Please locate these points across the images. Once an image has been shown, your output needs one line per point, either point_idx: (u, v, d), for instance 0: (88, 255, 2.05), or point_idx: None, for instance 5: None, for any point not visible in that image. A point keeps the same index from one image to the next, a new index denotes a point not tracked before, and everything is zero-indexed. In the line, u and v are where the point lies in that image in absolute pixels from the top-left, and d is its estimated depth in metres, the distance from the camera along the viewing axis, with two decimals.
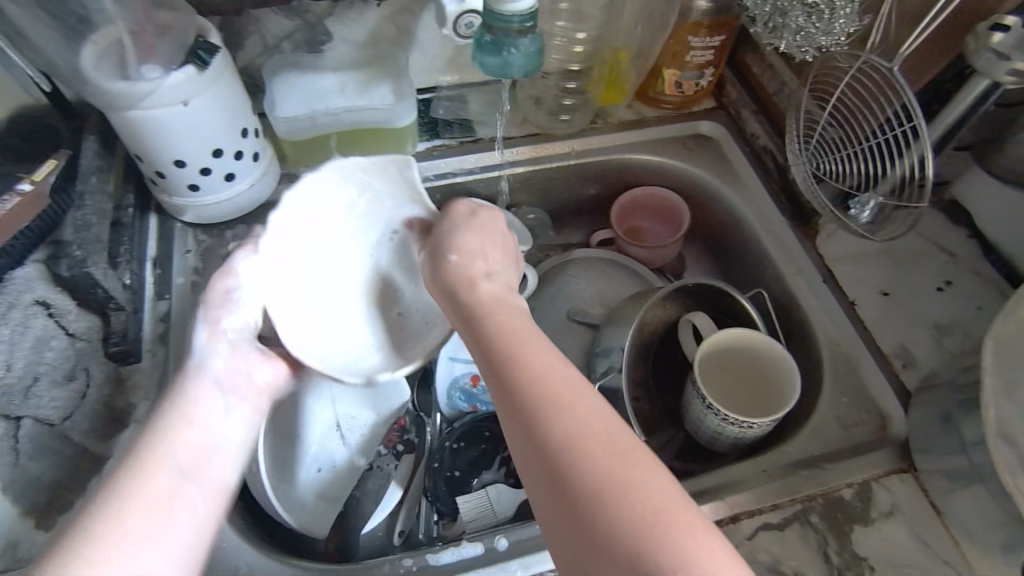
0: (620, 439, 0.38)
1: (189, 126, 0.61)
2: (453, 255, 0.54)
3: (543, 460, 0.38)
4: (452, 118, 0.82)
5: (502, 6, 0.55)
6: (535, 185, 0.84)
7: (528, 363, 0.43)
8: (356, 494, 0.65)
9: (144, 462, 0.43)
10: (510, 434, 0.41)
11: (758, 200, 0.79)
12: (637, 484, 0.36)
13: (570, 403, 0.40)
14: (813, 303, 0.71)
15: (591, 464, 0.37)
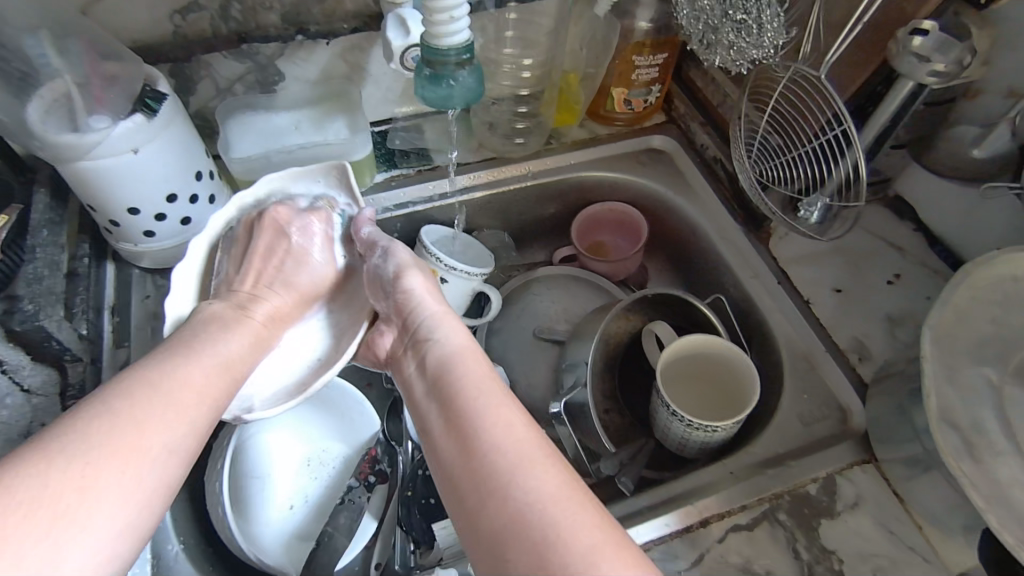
0: (555, 470, 0.39)
1: (141, 173, 0.61)
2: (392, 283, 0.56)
3: (463, 489, 0.39)
4: (409, 148, 0.84)
5: (440, 40, 0.57)
6: (495, 208, 0.86)
7: (460, 393, 0.44)
8: (328, 530, 0.64)
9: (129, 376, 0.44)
10: (442, 463, 0.41)
11: (711, 208, 0.81)
12: (568, 517, 0.36)
13: (503, 429, 0.41)
14: (770, 304, 0.73)
15: (523, 495, 0.37)
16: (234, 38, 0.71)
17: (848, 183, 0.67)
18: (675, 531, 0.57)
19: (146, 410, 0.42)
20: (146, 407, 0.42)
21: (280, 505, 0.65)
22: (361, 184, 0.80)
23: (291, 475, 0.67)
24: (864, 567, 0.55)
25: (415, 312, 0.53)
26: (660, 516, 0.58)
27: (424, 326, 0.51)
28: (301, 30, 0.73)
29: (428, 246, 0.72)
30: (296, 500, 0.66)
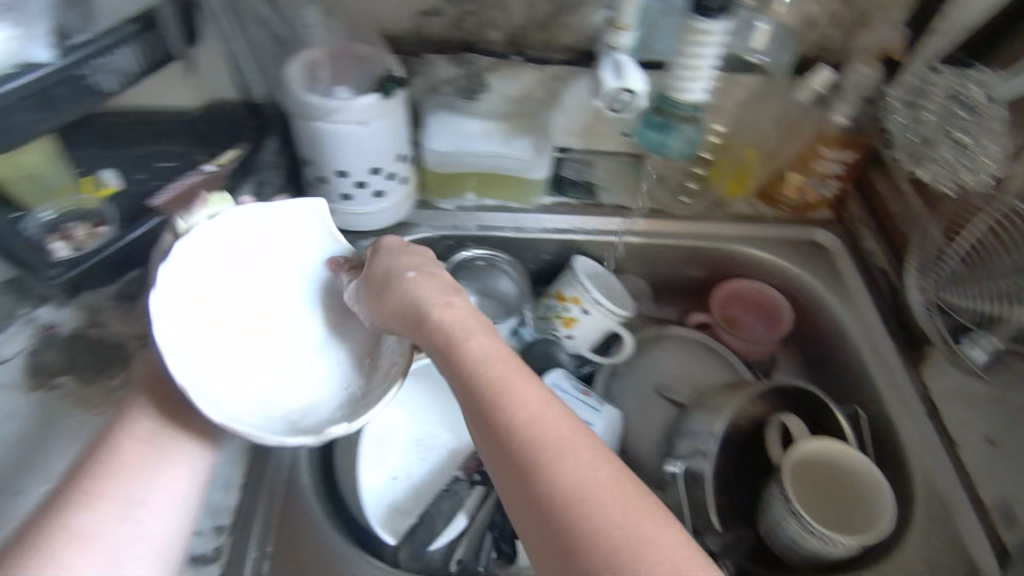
0: (586, 454, 0.41)
1: (360, 143, 0.68)
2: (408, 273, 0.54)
3: (505, 468, 0.42)
4: (578, 179, 0.85)
5: (681, 94, 0.67)
6: (646, 257, 0.87)
7: (485, 382, 0.45)
8: (428, 512, 0.66)
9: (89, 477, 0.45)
10: (484, 450, 0.44)
11: (867, 318, 0.78)
12: (598, 504, 0.39)
13: (529, 412, 0.43)
14: (913, 434, 0.69)
15: (563, 483, 0.40)
16: (463, 45, 0.80)
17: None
18: None
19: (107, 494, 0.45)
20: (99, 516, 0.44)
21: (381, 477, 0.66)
22: (529, 202, 0.84)
23: (395, 451, 0.69)
24: None
25: (381, 274, 0.54)
26: None
27: (438, 304, 0.51)
28: (521, 52, 0.81)
29: (581, 276, 0.76)
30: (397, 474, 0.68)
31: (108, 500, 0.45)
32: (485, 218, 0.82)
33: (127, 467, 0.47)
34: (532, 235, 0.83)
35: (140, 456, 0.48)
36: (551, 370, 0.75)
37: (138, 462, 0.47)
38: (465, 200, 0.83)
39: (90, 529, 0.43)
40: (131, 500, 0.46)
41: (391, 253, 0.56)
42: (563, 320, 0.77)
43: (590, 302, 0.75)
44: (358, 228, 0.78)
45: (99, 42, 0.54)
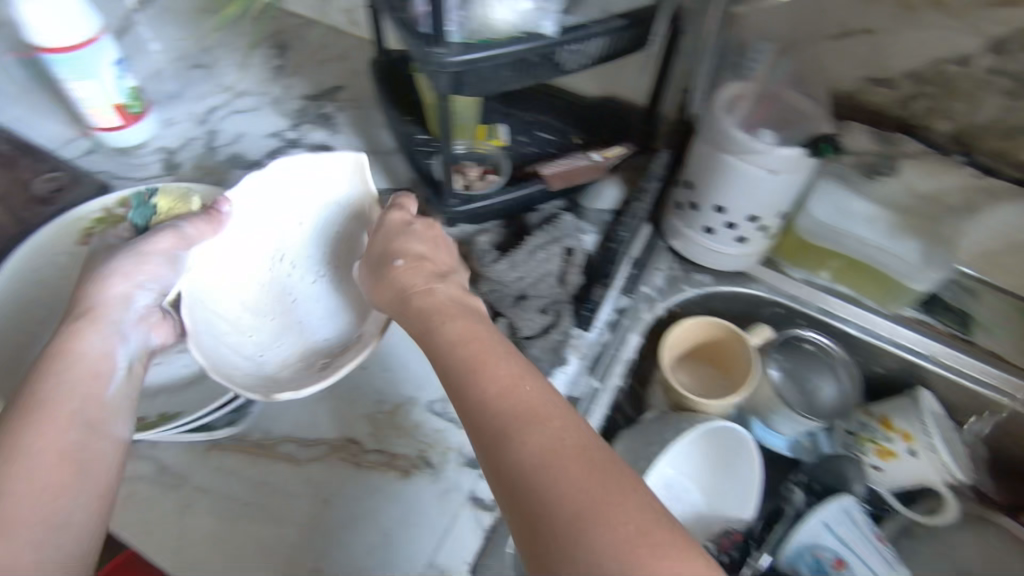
0: (550, 426, 0.42)
1: (758, 188, 0.65)
2: (399, 260, 0.59)
3: (513, 490, 0.40)
4: (954, 304, 0.73)
5: None
6: (1005, 423, 0.71)
7: (497, 382, 0.46)
8: None
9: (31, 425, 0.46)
10: (497, 470, 0.41)
11: None
12: (563, 482, 0.39)
13: (495, 377, 0.46)
14: None
15: (521, 453, 0.41)
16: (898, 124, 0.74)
17: None
18: None
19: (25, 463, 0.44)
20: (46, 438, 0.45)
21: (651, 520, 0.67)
22: (885, 305, 0.75)
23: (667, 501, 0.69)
24: None
25: (422, 309, 0.55)
26: None
27: (420, 290, 0.57)
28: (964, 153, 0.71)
29: (927, 414, 0.68)
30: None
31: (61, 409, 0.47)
32: (831, 304, 0.76)
33: (61, 399, 0.48)
34: (877, 343, 0.74)
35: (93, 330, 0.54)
36: (844, 492, 0.70)
37: (93, 373, 0.51)
38: (817, 277, 0.76)
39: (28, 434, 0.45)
40: (81, 418, 0.48)
41: (426, 244, 0.62)
42: (878, 449, 0.71)
43: (923, 450, 0.68)
44: (701, 262, 0.77)
45: (590, 29, 0.59)
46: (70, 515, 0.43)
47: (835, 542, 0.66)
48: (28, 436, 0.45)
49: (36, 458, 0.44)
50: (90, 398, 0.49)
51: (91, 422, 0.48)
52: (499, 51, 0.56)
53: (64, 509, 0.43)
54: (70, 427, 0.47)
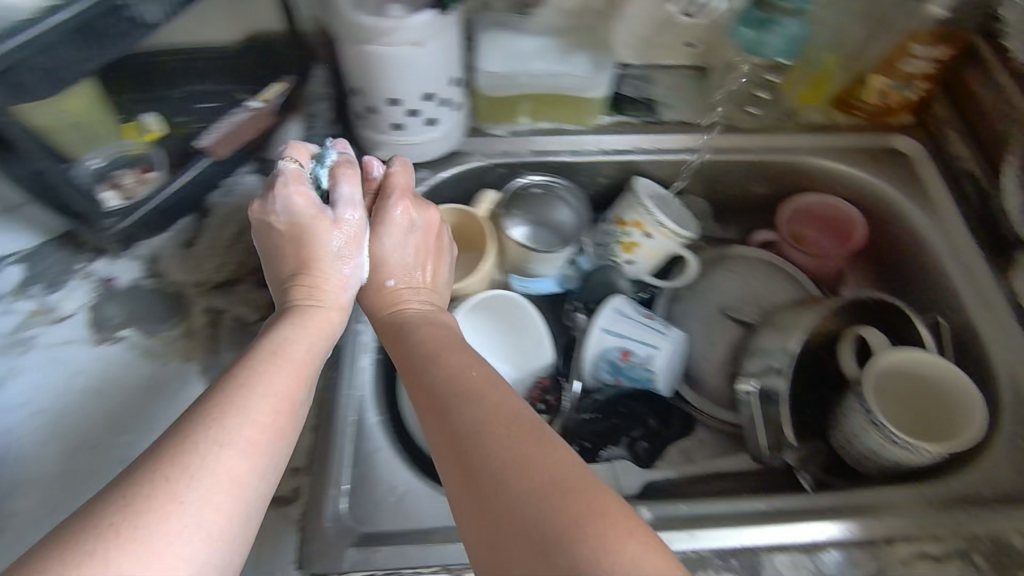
0: (494, 407, 0.48)
1: (416, 67, 0.64)
2: (344, 267, 0.60)
3: (462, 459, 0.46)
4: (638, 96, 0.81)
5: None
6: (709, 175, 0.82)
7: (470, 376, 0.52)
8: None
9: (238, 384, 0.45)
10: (432, 447, 0.49)
11: (949, 227, 0.74)
12: (500, 445, 0.45)
13: (444, 370, 0.53)
14: (1000, 341, 0.66)
15: (467, 417, 0.48)
16: None
17: None
18: (854, 540, 0.54)
19: (224, 461, 0.41)
20: (221, 449, 0.41)
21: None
22: (585, 124, 0.80)
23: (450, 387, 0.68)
24: None
25: (406, 319, 0.60)
26: (846, 521, 0.55)
27: (393, 309, 0.62)
28: None
29: (642, 198, 0.74)
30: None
31: (254, 421, 0.43)
32: (542, 144, 0.79)
33: (258, 420, 0.44)
34: (591, 158, 0.79)
35: (274, 363, 0.48)
36: (612, 296, 0.74)
37: (296, 374, 0.49)
38: (519, 123, 0.79)
39: (210, 459, 0.40)
40: (282, 424, 0.45)
41: (426, 232, 0.65)
42: (623, 245, 0.76)
43: (653, 230, 0.73)
44: (411, 158, 0.76)
45: None
46: (224, 551, 0.39)
47: (617, 341, 0.70)
48: (207, 441, 0.41)
49: (245, 449, 0.42)
50: (266, 454, 0.43)
51: (266, 426, 0.44)
52: (44, 24, 0.45)
53: (207, 541, 0.38)
54: (259, 460, 0.43)
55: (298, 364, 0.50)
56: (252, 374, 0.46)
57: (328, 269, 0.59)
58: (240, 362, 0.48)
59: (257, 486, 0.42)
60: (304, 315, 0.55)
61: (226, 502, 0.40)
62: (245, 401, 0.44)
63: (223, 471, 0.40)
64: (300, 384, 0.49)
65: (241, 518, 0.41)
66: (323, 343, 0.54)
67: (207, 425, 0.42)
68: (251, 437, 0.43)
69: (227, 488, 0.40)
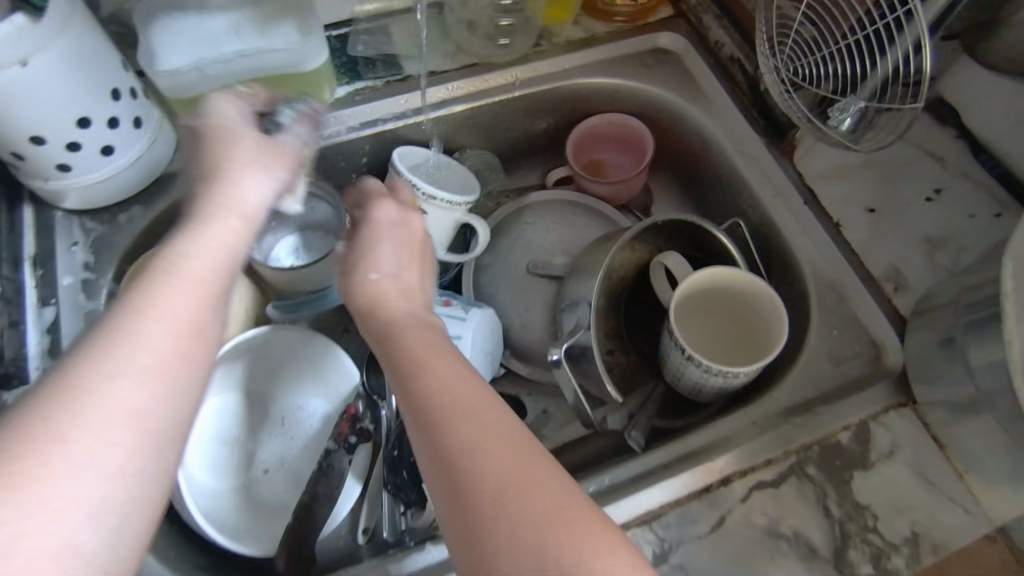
0: (486, 415, 0.37)
1: (42, 90, 0.48)
2: (372, 274, 0.49)
3: (453, 491, 0.35)
4: (375, 55, 0.69)
5: None
6: (480, 124, 0.72)
7: (432, 374, 0.40)
8: (309, 498, 0.59)
9: (119, 328, 0.32)
10: (431, 482, 0.36)
11: (728, 118, 0.69)
12: (489, 468, 0.34)
13: (433, 381, 0.39)
14: (796, 228, 0.63)
15: (459, 435, 0.36)
16: None
17: (890, 83, 0.58)
18: (693, 492, 0.50)
19: (117, 388, 0.31)
20: (146, 351, 0.32)
21: (213, 502, 0.57)
22: (319, 101, 0.67)
23: (221, 454, 0.60)
24: (900, 523, 0.49)
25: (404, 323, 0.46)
26: (679, 475, 0.50)
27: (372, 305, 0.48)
28: None
29: (403, 171, 0.63)
30: (247, 487, 0.59)
31: (187, 294, 0.35)
32: None
33: (183, 282, 0.35)
34: (336, 141, 0.67)
35: (213, 229, 0.38)
36: None
37: (230, 260, 0.38)
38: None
39: (143, 333, 0.32)
40: (200, 359, 0.34)
41: (401, 248, 0.51)
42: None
43: (428, 205, 0.63)
44: (109, 199, 0.60)
45: None
46: (167, 471, 0.32)
47: None
48: (124, 335, 0.32)
49: (150, 375, 0.32)
50: (212, 360, 0.35)
51: (189, 346, 0.34)
52: None
53: (147, 452, 0.31)
54: (199, 359, 0.34)
55: (229, 247, 0.38)
56: (196, 239, 0.37)
57: (248, 197, 0.41)
58: (196, 253, 0.36)
59: (199, 385, 0.34)
60: (230, 209, 0.39)
61: (161, 401, 0.32)
62: (144, 327, 0.33)
63: (153, 363, 0.32)
64: (209, 306, 0.36)
65: (183, 425, 0.33)
66: (248, 241, 0.39)
67: (113, 369, 0.31)
68: (157, 364, 0.32)
69: (130, 425, 0.31)
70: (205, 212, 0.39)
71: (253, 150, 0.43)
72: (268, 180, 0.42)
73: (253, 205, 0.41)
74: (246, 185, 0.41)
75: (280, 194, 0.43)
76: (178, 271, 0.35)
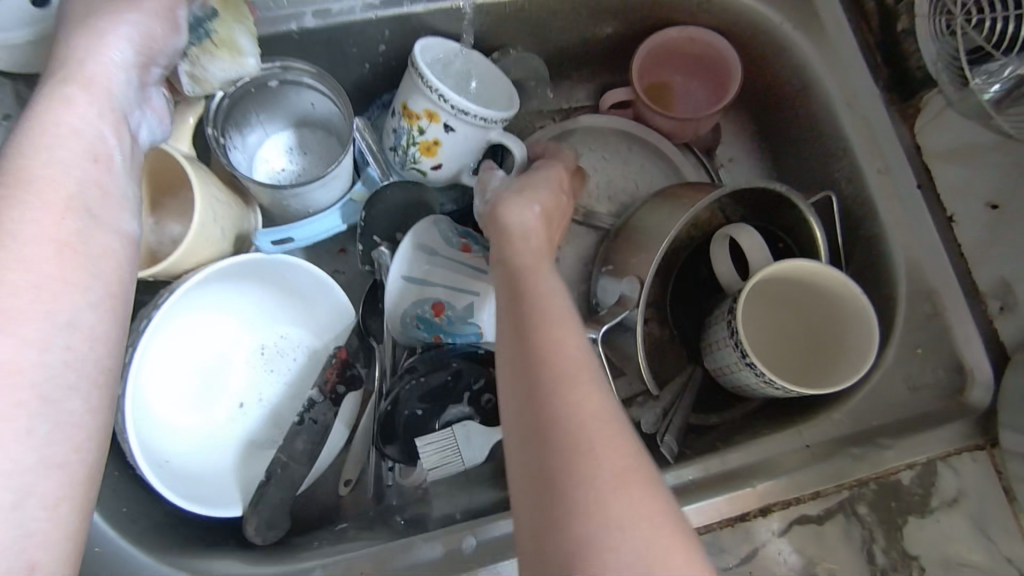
0: (604, 398, 0.32)
1: None
2: (534, 208, 0.44)
3: (545, 476, 0.30)
4: None
5: None
6: (532, 19, 0.57)
7: (548, 336, 0.34)
8: (281, 458, 0.50)
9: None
10: (519, 454, 0.32)
11: (845, 59, 0.55)
12: (605, 459, 0.30)
13: (561, 340, 0.34)
14: (899, 216, 0.52)
15: (581, 408, 0.31)
16: None
17: None
18: (728, 519, 0.44)
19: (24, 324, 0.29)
20: (31, 267, 0.29)
21: (176, 445, 0.49)
22: None
23: (186, 388, 0.51)
24: None
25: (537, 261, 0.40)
26: (712, 499, 0.44)
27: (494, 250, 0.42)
28: None
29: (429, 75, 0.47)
30: (215, 430, 0.51)
31: (44, 208, 0.31)
32: (264, 5, 0.51)
33: (39, 190, 0.31)
34: (347, 19, 0.53)
35: (60, 128, 0.33)
36: (431, 217, 0.52)
37: (92, 153, 0.34)
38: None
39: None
40: (94, 266, 0.32)
41: (553, 190, 0.47)
42: (421, 149, 0.52)
43: (458, 123, 0.49)
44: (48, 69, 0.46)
45: None
46: (73, 419, 0.30)
47: (422, 292, 0.51)
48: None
49: (48, 305, 0.30)
50: (103, 272, 0.32)
51: (79, 252, 0.31)
52: None
53: (32, 410, 0.28)
54: (79, 270, 0.31)
55: (93, 137, 0.34)
56: (42, 143, 0.32)
57: (98, 77, 0.36)
58: (38, 157, 0.32)
59: (84, 307, 0.31)
60: (77, 85, 0.35)
61: (48, 332, 0.29)
62: (28, 246, 0.30)
63: (21, 281, 0.29)
64: (100, 214, 0.33)
65: (75, 366, 0.30)
66: (112, 121, 0.36)
67: (18, 300, 0.29)
68: (44, 290, 0.30)
69: (51, 368, 0.29)
70: (50, 104, 0.34)
71: (102, 15, 0.38)
72: (132, 33, 0.38)
73: (111, 86, 0.37)
74: (99, 62, 0.36)
75: (157, 53, 0.40)
76: (23, 178, 0.31)
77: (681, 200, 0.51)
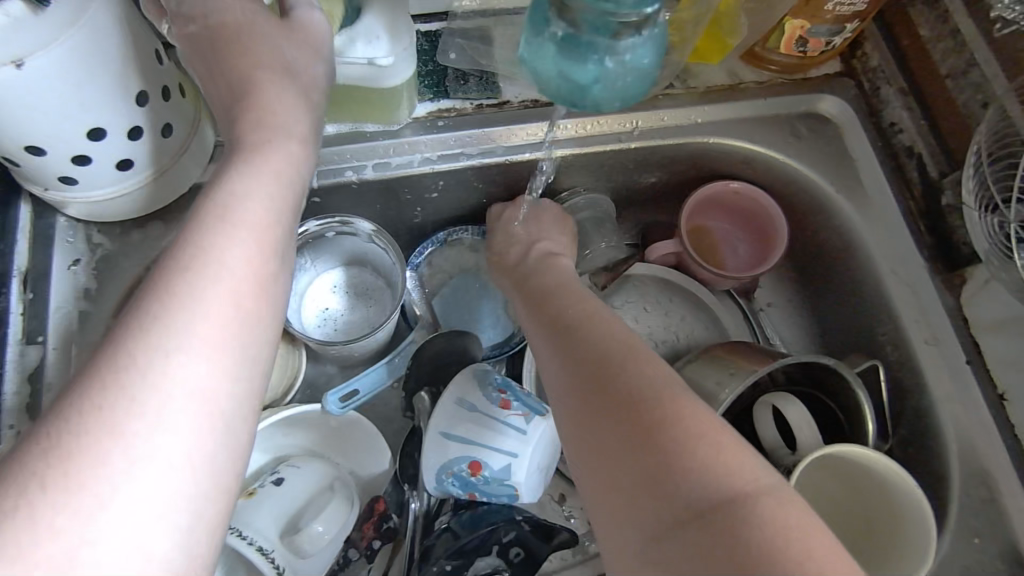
0: (687, 402, 0.34)
1: (48, 104, 0.37)
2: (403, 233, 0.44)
3: (631, 487, 0.32)
4: (469, 68, 0.56)
5: None
6: (581, 171, 0.60)
7: (619, 346, 0.39)
8: None
9: (158, 311, 0.30)
10: (600, 480, 0.34)
11: (886, 224, 0.56)
12: (699, 453, 0.32)
13: (636, 369, 0.37)
14: (948, 391, 0.51)
15: (670, 409, 0.34)
16: None
17: None
18: None
19: (175, 401, 0.29)
20: (200, 329, 0.30)
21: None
22: (395, 114, 0.53)
23: None
24: None
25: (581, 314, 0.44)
26: None
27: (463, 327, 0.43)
28: None
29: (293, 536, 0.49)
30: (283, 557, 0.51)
31: (247, 240, 0.32)
32: (326, 157, 0.53)
33: (240, 237, 0.32)
34: (406, 171, 0.55)
35: (275, 139, 0.36)
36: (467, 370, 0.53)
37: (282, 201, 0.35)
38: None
39: (173, 338, 0.29)
40: (258, 328, 0.32)
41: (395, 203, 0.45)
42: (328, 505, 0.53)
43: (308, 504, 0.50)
44: (120, 215, 0.48)
45: None
46: (225, 481, 0.30)
47: (461, 449, 0.50)
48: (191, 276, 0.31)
49: (209, 383, 0.30)
50: (267, 330, 0.33)
51: (247, 308, 0.32)
52: None
53: None
54: (248, 328, 0.32)
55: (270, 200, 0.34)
56: (229, 190, 0.33)
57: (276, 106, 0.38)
58: (254, 174, 0.34)
59: (248, 364, 0.32)
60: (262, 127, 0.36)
61: (212, 397, 0.30)
62: (188, 313, 0.30)
63: (199, 345, 0.30)
64: (273, 269, 0.34)
65: None
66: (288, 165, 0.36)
67: (174, 377, 0.29)
68: (214, 360, 0.30)
69: (203, 437, 0.29)
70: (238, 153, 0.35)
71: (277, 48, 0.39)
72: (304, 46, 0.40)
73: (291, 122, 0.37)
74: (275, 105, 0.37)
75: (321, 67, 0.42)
76: (215, 234, 0.32)
77: (724, 366, 0.51)
